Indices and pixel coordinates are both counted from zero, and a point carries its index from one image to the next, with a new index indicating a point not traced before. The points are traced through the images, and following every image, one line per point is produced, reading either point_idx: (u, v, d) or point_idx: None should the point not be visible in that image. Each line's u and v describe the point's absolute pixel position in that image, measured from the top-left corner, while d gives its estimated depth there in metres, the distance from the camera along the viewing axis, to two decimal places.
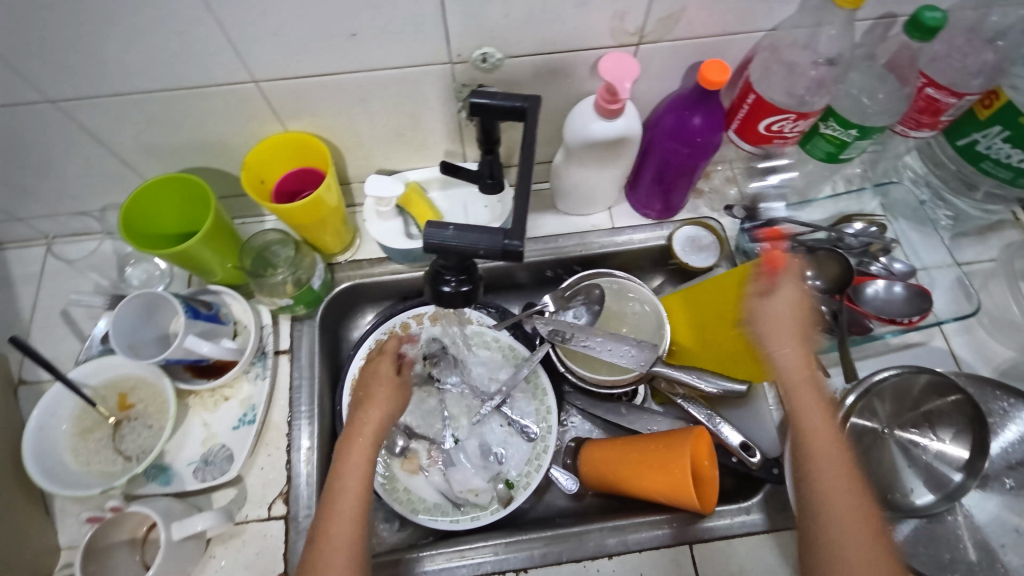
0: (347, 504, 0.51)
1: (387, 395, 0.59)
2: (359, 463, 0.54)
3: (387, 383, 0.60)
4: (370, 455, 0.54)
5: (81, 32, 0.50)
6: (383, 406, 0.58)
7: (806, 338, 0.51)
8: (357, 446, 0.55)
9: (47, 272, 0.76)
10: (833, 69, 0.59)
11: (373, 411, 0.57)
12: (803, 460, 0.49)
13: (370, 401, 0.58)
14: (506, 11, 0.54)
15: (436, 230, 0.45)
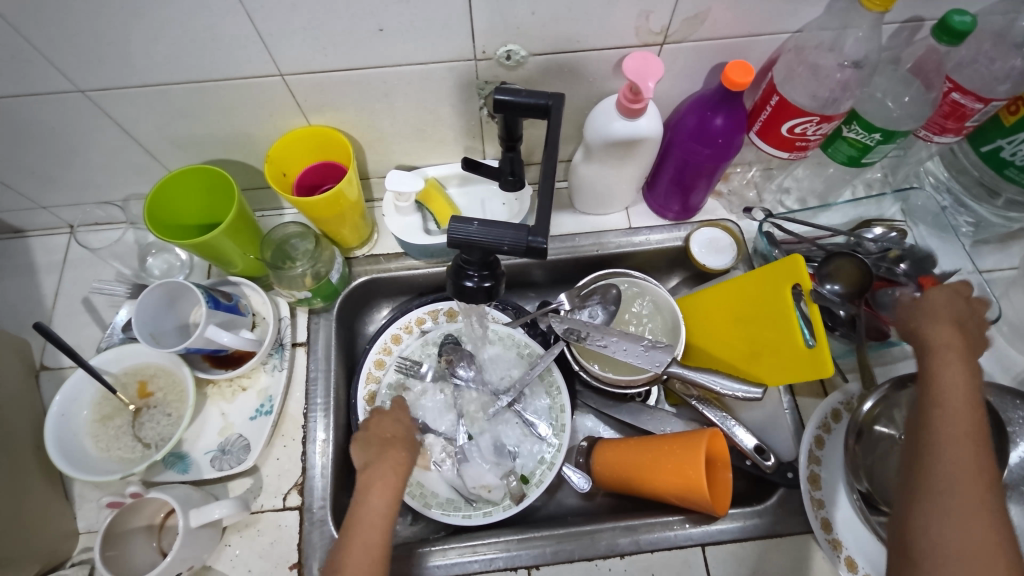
0: (370, 537, 0.53)
1: (405, 440, 0.62)
2: (383, 497, 0.55)
3: (400, 429, 0.63)
4: (393, 492, 0.56)
5: (114, 23, 0.51)
6: (403, 449, 0.60)
7: (958, 336, 0.55)
8: (383, 481, 0.57)
9: (70, 260, 0.78)
10: (859, 72, 0.59)
11: (396, 452, 0.60)
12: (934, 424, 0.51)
13: (391, 444, 0.60)
14: (533, 9, 0.54)
15: (461, 224, 0.45)
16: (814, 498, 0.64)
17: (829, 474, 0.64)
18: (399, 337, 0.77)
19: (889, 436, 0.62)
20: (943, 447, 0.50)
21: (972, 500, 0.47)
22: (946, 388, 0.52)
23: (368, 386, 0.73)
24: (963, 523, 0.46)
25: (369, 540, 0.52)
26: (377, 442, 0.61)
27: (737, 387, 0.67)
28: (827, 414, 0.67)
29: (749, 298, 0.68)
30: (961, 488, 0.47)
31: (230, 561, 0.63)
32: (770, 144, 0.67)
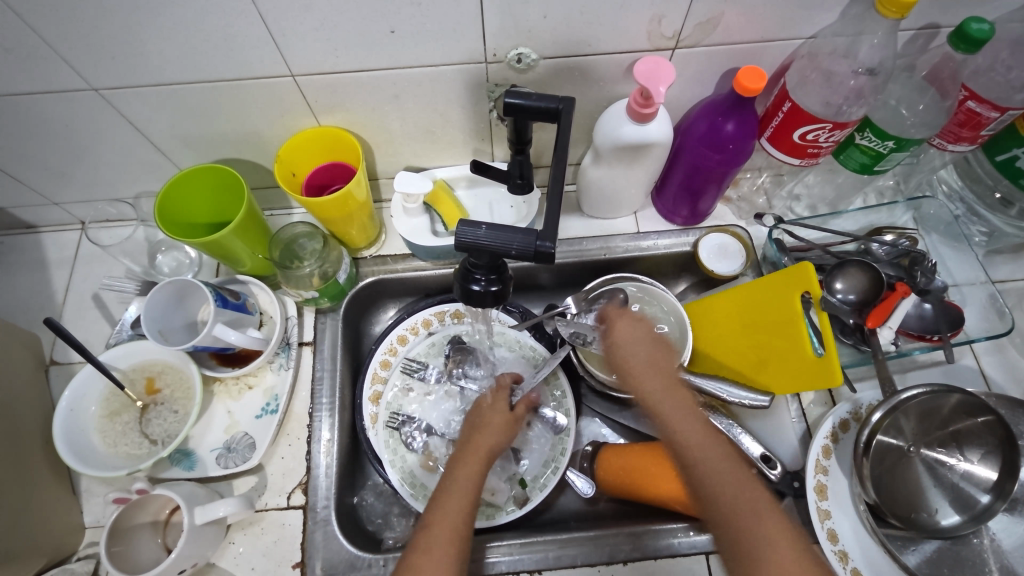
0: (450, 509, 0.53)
1: (502, 427, 0.63)
2: (469, 475, 0.56)
3: (499, 415, 0.64)
4: (478, 469, 0.57)
5: (128, 22, 0.51)
6: (498, 434, 0.62)
7: (644, 368, 0.55)
8: (471, 462, 0.58)
9: (81, 256, 0.78)
10: (873, 79, 0.58)
11: (489, 438, 0.61)
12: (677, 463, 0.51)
13: (488, 429, 0.62)
14: (545, 12, 0.54)
15: (470, 228, 0.45)
16: (821, 508, 0.62)
17: (835, 484, 0.64)
18: (405, 338, 0.77)
19: (897, 447, 0.61)
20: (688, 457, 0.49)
21: (762, 504, 0.46)
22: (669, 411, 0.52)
23: (374, 386, 0.74)
24: (768, 533, 0.44)
25: (452, 511, 0.53)
26: (473, 428, 0.63)
27: (744, 394, 0.65)
28: (836, 424, 0.66)
29: (757, 305, 0.67)
30: (741, 495, 0.46)
31: (233, 559, 0.63)
32: (781, 150, 0.66)
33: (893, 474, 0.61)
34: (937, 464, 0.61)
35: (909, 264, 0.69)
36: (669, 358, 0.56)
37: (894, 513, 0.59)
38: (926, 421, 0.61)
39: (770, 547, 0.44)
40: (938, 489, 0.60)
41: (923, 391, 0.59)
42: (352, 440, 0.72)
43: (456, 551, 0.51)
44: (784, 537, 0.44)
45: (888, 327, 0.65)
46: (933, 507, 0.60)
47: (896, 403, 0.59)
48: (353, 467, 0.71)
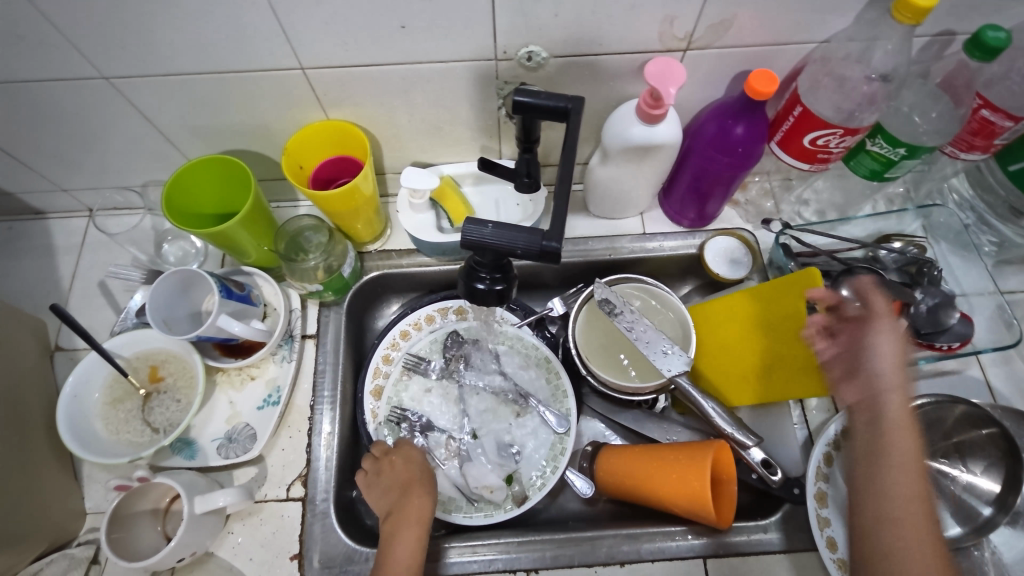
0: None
1: (424, 482, 0.62)
2: (405, 543, 0.56)
3: (417, 507, 0.59)
4: (419, 537, 0.57)
5: (139, 12, 0.51)
6: (424, 500, 0.60)
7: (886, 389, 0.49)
8: (405, 536, 0.57)
9: (87, 243, 0.79)
10: (886, 85, 0.58)
11: (417, 496, 0.60)
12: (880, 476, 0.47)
13: (419, 486, 0.61)
14: (557, 10, 0.54)
15: (475, 226, 0.44)
16: (820, 516, 0.62)
17: (836, 492, 0.63)
18: (407, 333, 0.77)
19: None
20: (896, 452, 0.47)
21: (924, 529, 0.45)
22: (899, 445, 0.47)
23: (375, 380, 0.74)
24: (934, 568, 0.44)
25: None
26: (395, 487, 0.62)
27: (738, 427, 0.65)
28: (838, 432, 0.65)
29: (762, 310, 0.68)
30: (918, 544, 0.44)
31: (232, 548, 0.63)
32: (791, 155, 0.66)
33: None
34: (940, 475, 0.60)
35: (916, 272, 0.69)
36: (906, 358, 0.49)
37: None
38: (929, 432, 0.61)
39: (910, 542, 0.45)
40: (941, 501, 0.60)
41: (928, 400, 0.59)
42: (352, 435, 0.72)
43: None
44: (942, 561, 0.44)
45: None
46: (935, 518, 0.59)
47: None
48: (353, 462, 0.71)
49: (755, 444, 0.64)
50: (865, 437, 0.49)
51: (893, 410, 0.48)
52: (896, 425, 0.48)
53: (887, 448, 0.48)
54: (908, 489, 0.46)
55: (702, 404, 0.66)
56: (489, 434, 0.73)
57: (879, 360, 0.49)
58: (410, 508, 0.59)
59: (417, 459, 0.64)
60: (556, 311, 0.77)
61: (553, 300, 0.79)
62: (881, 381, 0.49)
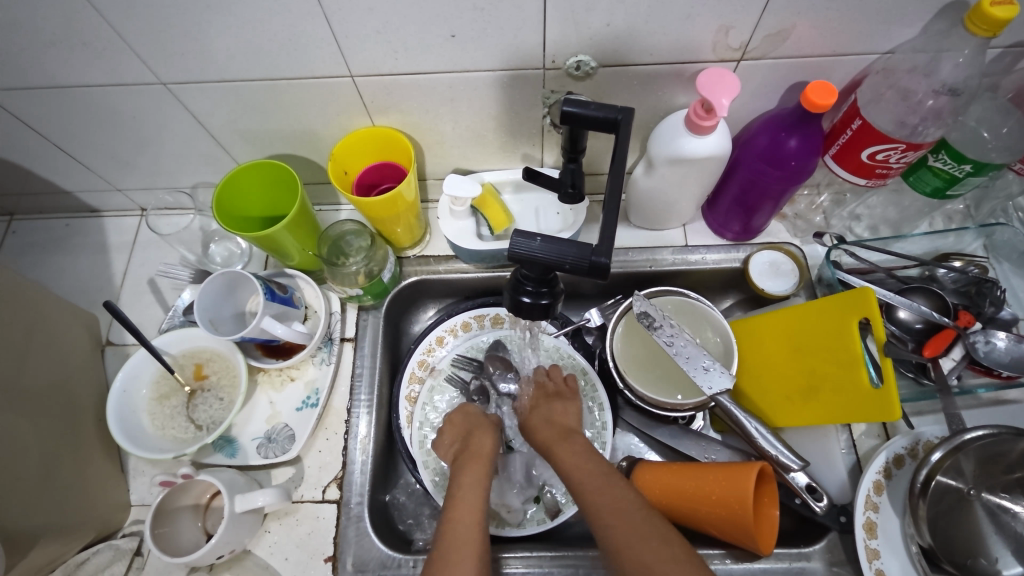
0: (469, 510, 0.55)
1: (484, 426, 0.66)
2: (472, 481, 0.58)
3: (481, 445, 0.63)
4: (483, 471, 0.60)
5: (199, 20, 0.53)
6: (487, 439, 0.64)
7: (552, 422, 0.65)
8: (471, 470, 0.60)
9: (139, 242, 0.81)
10: (955, 99, 0.55)
11: (479, 437, 0.64)
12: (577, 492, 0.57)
13: (480, 429, 0.65)
14: (609, 19, 0.53)
15: (524, 239, 0.44)
16: (869, 548, 0.59)
17: (885, 523, 0.60)
18: (443, 339, 0.77)
19: (956, 489, 0.57)
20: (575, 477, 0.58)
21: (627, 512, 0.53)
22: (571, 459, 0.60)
23: (411, 386, 0.74)
24: (643, 539, 0.50)
25: (466, 511, 0.55)
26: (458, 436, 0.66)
27: (782, 449, 0.63)
28: (889, 459, 0.62)
29: (810, 329, 0.65)
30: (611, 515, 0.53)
31: (268, 547, 0.64)
32: (846, 169, 0.63)
33: (947, 518, 0.57)
34: (999, 510, 0.56)
35: (976, 293, 0.67)
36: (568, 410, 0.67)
37: (948, 557, 0.55)
38: (989, 464, 0.57)
39: (626, 527, 0.51)
40: (1000, 537, 0.56)
41: (987, 433, 0.56)
42: (387, 439, 0.72)
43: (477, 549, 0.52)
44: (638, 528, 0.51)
45: (951, 358, 0.63)
46: (993, 555, 0.55)
47: (958, 444, 0.57)
48: (387, 466, 0.72)
49: (800, 468, 0.62)
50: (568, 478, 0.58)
51: (560, 448, 0.61)
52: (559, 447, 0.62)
53: (573, 476, 0.58)
54: (607, 497, 0.54)
55: (743, 423, 0.65)
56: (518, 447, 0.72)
57: (532, 425, 0.66)
58: (475, 447, 0.62)
59: (479, 413, 0.69)
60: (593, 322, 0.77)
61: (591, 310, 0.78)
62: (538, 427, 0.65)
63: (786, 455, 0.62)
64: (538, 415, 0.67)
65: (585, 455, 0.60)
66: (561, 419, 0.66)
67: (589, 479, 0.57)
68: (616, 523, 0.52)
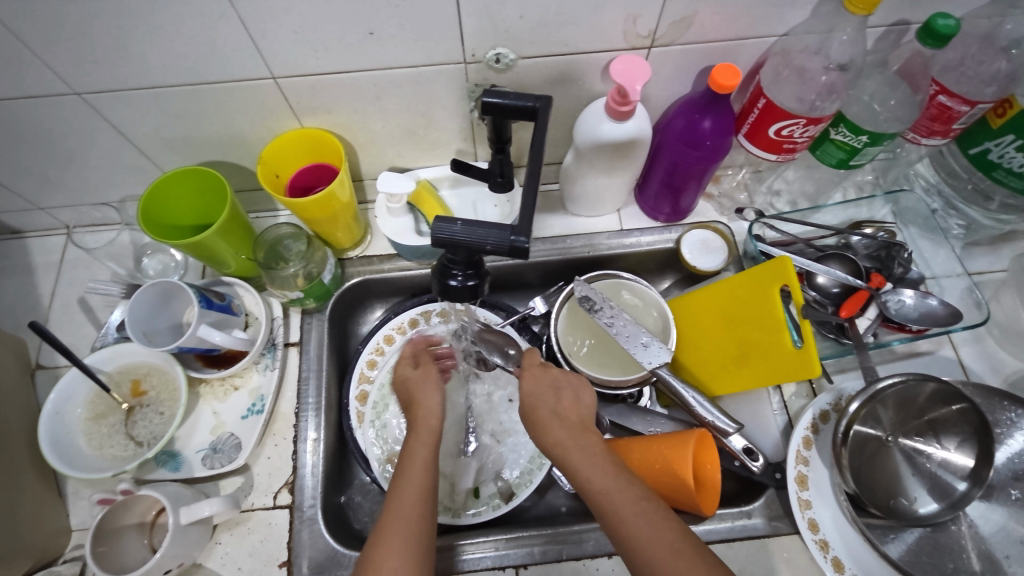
0: (413, 495, 0.52)
1: (427, 386, 0.65)
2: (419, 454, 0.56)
3: (427, 406, 0.62)
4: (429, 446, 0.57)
5: (109, 27, 0.52)
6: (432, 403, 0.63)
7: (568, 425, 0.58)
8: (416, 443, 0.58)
9: (66, 261, 0.78)
10: (844, 74, 0.59)
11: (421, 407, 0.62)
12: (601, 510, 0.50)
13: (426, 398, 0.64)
14: (522, 12, 0.55)
15: (445, 224, 0.45)
16: (801, 499, 0.63)
17: (816, 475, 0.64)
18: (391, 337, 0.77)
19: (876, 437, 0.62)
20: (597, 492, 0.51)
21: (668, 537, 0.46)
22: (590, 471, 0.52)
23: (360, 385, 0.74)
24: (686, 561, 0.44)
25: (409, 505, 0.51)
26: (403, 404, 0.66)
27: (718, 415, 0.66)
28: (816, 415, 0.66)
29: (738, 299, 0.69)
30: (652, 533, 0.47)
31: (220, 559, 0.63)
32: (758, 146, 0.67)
33: (871, 465, 0.61)
34: (915, 453, 0.61)
35: (886, 256, 0.72)
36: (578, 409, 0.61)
37: (873, 503, 0.59)
38: (903, 410, 0.62)
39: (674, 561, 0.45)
40: (916, 478, 0.61)
41: (898, 381, 0.60)
42: (338, 441, 0.72)
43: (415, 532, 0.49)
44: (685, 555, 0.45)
45: (867, 318, 0.67)
46: (911, 495, 0.61)
47: (873, 393, 0.60)
48: (339, 467, 0.72)
49: (735, 431, 0.64)
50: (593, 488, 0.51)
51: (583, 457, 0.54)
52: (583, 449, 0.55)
53: (598, 493, 0.51)
54: (644, 526, 0.47)
55: (682, 394, 0.67)
56: (460, 429, 0.72)
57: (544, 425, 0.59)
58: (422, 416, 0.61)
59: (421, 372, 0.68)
60: (539, 310, 0.79)
61: (534, 299, 0.80)
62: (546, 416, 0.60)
63: (723, 421, 0.65)
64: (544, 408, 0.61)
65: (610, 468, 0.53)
66: (571, 414, 0.60)
67: (620, 504, 0.49)
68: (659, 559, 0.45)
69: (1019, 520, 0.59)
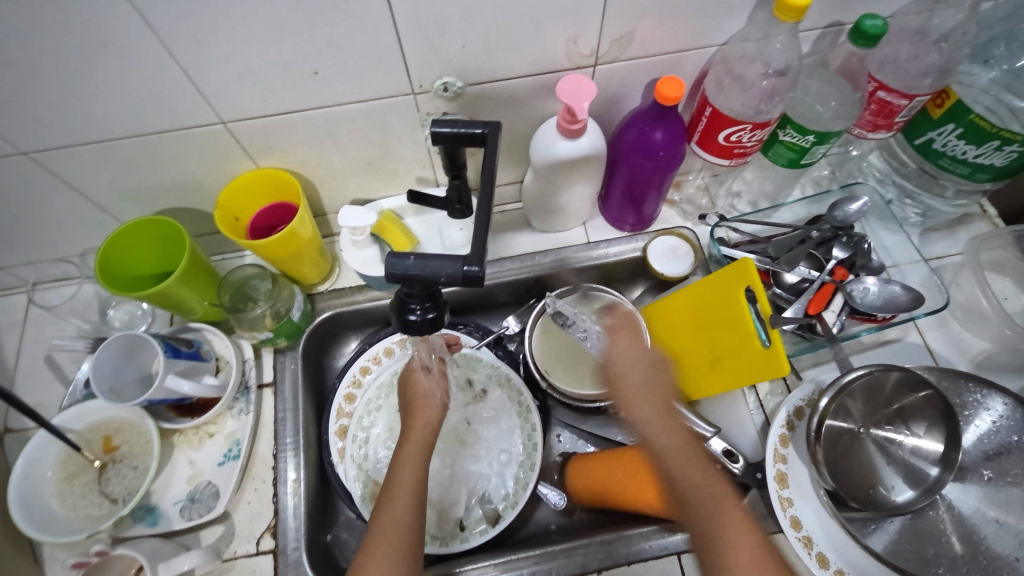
0: (400, 504, 0.52)
1: (428, 402, 0.62)
2: (411, 465, 0.55)
3: (424, 423, 0.59)
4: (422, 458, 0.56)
5: (46, 84, 0.51)
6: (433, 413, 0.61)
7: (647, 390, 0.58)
8: (410, 450, 0.57)
9: (30, 319, 0.77)
10: (783, 79, 0.61)
11: (423, 417, 0.60)
12: (692, 508, 0.50)
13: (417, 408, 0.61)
14: (463, 41, 0.56)
15: (397, 259, 0.45)
16: (782, 497, 0.64)
17: (795, 472, 0.64)
18: (367, 368, 0.77)
19: (848, 429, 0.63)
20: (683, 471, 0.51)
21: (734, 518, 0.48)
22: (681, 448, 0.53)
23: (340, 420, 0.74)
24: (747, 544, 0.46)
25: (396, 516, 0.52)
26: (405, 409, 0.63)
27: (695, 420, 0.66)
28: (791, 413, 0.67)
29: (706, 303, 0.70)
30: (725, 523, 0.48)
31: None
32: (711, 152, 0.68)
33: (846, 458, 0.62)
34: (887, 442, 0.63)
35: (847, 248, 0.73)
36: (655, 377, 0.59)
37: (852, 496, 0.60)
38: (872, 401, 0.63)
39: (740, 540, 0.47)
40: (891, 466, 0.62)
41: (864, 372, 0.60)
42: (321, 478, 0.71)
43: (404, 551, 0.50)
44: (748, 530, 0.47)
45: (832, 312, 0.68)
46: (887, 484, 0.62)
47: (842, 386, 0.60)
48: (323, 505, 0.71)
49: (714, 435, 0.65)
50: (677, 471, 0.51)
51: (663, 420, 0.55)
52: (670, 425, 0.55)
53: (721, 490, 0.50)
54: (729, 521, 0.48)
55: None
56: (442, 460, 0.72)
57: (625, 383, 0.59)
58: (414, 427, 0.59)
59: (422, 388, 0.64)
60: (512, 329, 0.78)
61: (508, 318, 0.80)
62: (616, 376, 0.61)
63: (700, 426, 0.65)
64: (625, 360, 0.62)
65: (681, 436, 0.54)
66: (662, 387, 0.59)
67: (715, 492, 0.50)
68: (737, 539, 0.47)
69: (993, 500, 0.60)
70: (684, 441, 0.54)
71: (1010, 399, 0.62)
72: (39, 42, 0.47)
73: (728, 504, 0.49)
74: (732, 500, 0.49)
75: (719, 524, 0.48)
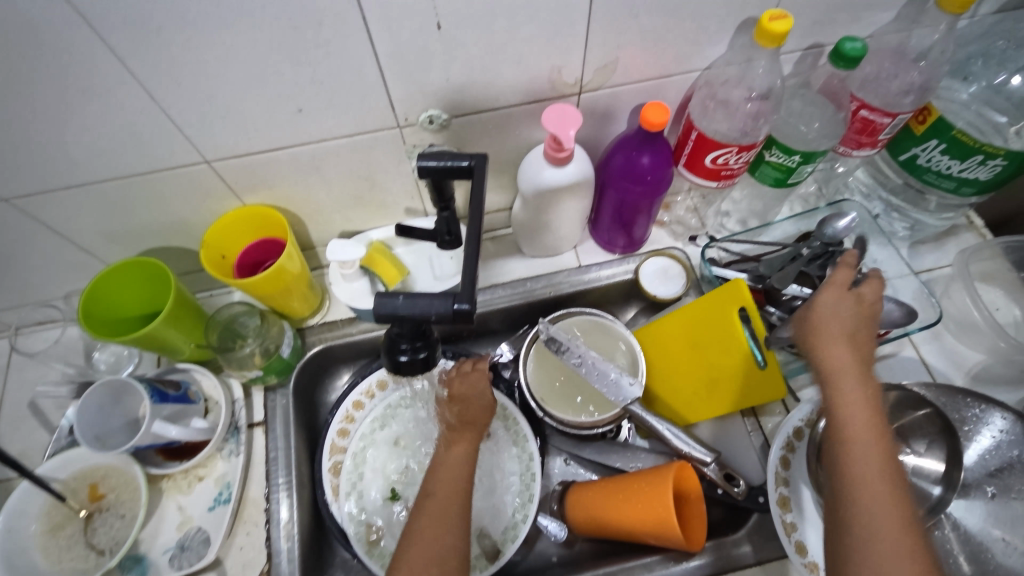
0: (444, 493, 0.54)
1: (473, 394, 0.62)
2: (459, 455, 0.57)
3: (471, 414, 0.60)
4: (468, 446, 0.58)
5: (26, 130, 0.51)
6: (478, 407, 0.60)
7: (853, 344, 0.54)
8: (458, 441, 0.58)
9: (13, 365, 0.76)
10: (766, 102, 0.61)
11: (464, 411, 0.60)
12: (848, 500, 0.48)
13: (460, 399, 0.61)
14: (447, 75, 0.56)
15: (386, 299, 0.44)
16: (786, 522, 0.62)
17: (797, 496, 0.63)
18: (360, 403, 0.75)
19: None
20: (858, 462, 0.49)
21: (893, 516, 0.46)
22: (857, 423, 0.50)
23: (333, 457, 0.72)
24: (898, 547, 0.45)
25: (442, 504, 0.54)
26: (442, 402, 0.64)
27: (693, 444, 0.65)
28: (791, 434, 0.66)
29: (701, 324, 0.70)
30: (886, 524, 0.46)
31: None
32: (699, 174, 0.68)
33: None
34: None
35: None
36: (866, 331, 0.55)
37: None
38: None
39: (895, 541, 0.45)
40: None
41: None
42: (315, 518, 0.70)
43: (450, 535, 0.52)
44: (904, 530, 0.45)
45: None
46: None
47: None
48: (318, 546, 0.69)
49: (713, 460, 0.64)
50: (855, 457, 0.49)
51: (849, 393, 0.51)
52: (860, 396, 0.52)
53: (867, 474, 0.48)
54: (888, 521, 0.46)
55: (656, 427, 0.67)
56: None
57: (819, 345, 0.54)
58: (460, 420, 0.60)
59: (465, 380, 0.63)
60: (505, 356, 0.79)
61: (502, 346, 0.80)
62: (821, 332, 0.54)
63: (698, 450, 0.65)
64: (831, 315, 0.55)
65: (867, 411, 0.51)
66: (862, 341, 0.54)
67: (875, 489, 0.47)
68: (891, 540, 0.45)
69: (999, 518, 0.59)
70: (873, 419, 0.51)
71: (1008, 413, 0.62)
72: (18, 90, 0.47)
73: (894, 498, 0.47)
74: (893, 495, 0.47)
75: (873, 521, 0.46)
